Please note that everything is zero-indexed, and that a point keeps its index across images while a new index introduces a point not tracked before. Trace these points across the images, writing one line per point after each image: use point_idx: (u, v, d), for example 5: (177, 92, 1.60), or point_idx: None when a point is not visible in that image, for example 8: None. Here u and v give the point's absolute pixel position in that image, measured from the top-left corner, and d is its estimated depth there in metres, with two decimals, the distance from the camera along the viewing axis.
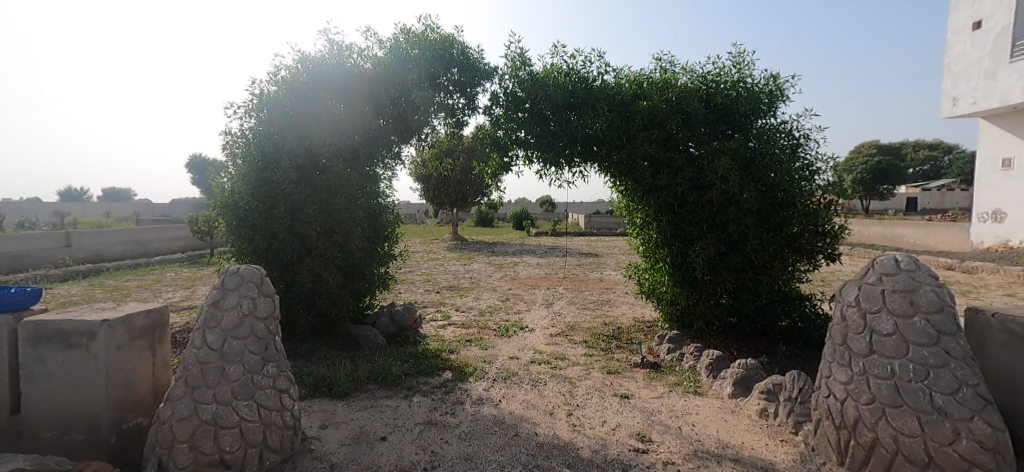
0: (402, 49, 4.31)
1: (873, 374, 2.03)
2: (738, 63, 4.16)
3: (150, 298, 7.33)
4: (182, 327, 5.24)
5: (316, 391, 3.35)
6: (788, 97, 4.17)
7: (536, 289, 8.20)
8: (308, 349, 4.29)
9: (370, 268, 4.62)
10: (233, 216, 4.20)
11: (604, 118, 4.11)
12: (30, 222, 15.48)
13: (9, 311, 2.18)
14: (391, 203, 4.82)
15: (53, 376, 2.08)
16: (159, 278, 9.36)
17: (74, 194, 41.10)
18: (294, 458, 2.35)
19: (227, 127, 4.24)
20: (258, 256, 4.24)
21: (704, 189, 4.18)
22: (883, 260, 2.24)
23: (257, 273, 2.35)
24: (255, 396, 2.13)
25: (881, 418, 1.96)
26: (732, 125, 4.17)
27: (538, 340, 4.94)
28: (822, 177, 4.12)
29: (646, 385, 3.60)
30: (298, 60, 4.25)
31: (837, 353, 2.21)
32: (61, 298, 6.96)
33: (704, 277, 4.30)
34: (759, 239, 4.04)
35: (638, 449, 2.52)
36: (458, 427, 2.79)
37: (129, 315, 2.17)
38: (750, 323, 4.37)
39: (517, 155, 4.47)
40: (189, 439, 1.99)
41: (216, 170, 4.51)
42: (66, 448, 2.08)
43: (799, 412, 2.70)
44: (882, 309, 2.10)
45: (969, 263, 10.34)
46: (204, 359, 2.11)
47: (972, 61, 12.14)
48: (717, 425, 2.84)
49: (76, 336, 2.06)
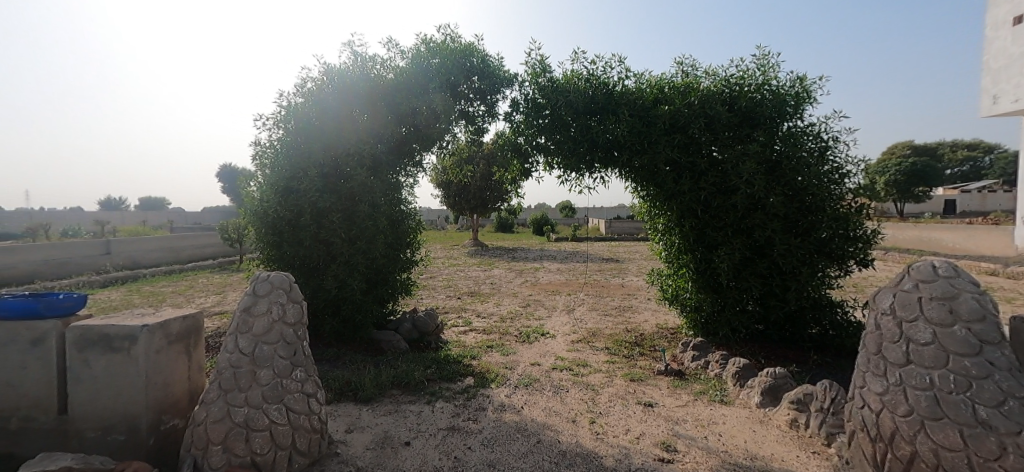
0: (424, 60, 4.41)
1: (911, 384, 1.95)
2: (763, 65, 4.09)
3: (185, 303, 7.64)
4: (214, 332, 5.45)
5: (342, 396, 3.41)
6: (816, 98, 4.08)
7: (557, 295, 8.18)
8: (333, 353, 4.37)
9: (393, 274, 4.73)
10: (261, 224, 4.35)
11: (625, 123, 4.10)
12: (72, 228, 16.33)
13: (57, 316, 2.31)
14: (413, 210, 4.92)
15: (97, 379, 2.18)
16: (192, 284, 9.73)
17: (114, 203, 43.36)
18: (321, 461, 2.40)
19: (256, 138, 4.43)
20: (286, 263, 4.37)
21: (728, 194, 4.10)
22: (920, 266, 2.15)
23: (286, 280, 2.41)
24: (284, 400, 2.19)
25: (920, 430, 1.88)
26: (757, 127, 4.10)
27: (560, 346, 4.93)
28: (853, 180, 4.02)
29: (671, 393, 3.54)
30: (324, 72, 4.38)
31: (872, 362, 2.14)
32: (101, 304, 7.29)
33: (730, 283, 4.21)
34: (786, 244, 3.94)
35: (663, 459, 2.48)
36: (481, 434, 2.81)
37: (167, 320, 2.25)
38: (778, 330, 4.27)
39: (538, 161, 4.51)
40: (222, 441, 2.06)
41: (246, 179, 4.65)
42: (109, 448, 2.19)
43: (832, 423, 2.63)
44: (919, 318, 2.02)
45: (1015, 270, 9.85)
46: (236, 363, 2.18)
47: (1013, 56, 11.58)
48: (745, 435, 2.77)
49: (118, 340, 2.16)
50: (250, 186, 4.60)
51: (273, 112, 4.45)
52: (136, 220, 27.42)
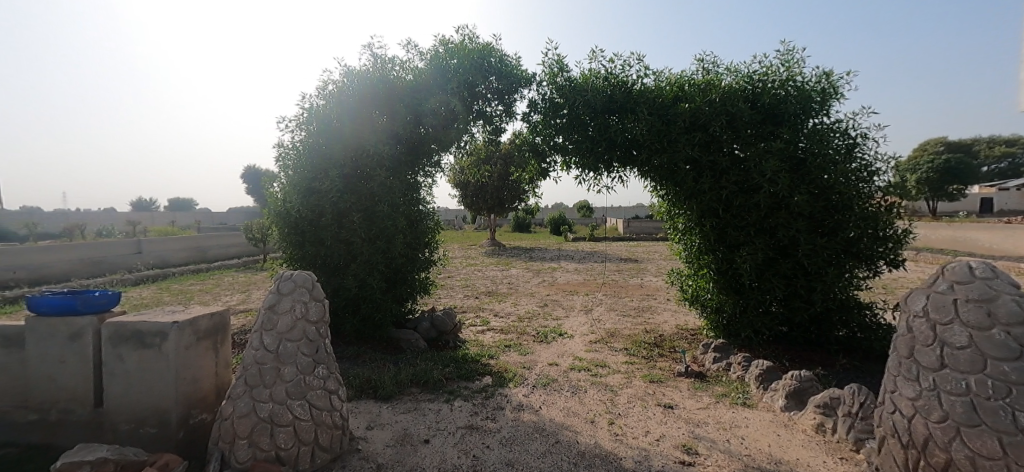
0: (442, 61, 4.44)
1: (945, 390, 1.88)
2: (787, 61, 3.99)
3: (212, 300, 7.86)
4: (240, 329, 5.59)
5: (362, 393, 3.47)
6: (843, 94, 3.96)
7: (575, 295, 8.13)
8: (353, 351, 4.44)
9: (411, 273, 4.78)
10: (284, 224, 4.45)
11: (645, 122, 4.05)
12: (106, 228, 17.01)
13: (93, 313, 2.40)
14: (432, 210, 4.96)
15: (130, 373, 2.27)
16: (218, 282, 10.01)
17: (145, 204, 44.98)
18: (343, 457, 2.44)
19: (280, 140, 4.53)
20: (308, 262, 4.45)
21: (750, 193, 4.01)
22: (955, 267, 2.06)
23: (309, 278, 2.45)
24: (307, 396, 2.24)
25: (955, 437, 1.81)
26: (780, 125, 4.00)
27: (578, 347, 4.90)
28: (882, 178, 3.90)
29: (691, 395, 3.48)
30: (344, 75, 4.45)
31: (903, 366, 2.07)
32: (133, 301, 7.57)
33: (752, 283, 4.12)
34: (812, 244, 3.83)
35: (684, 462, 2.45)
36: (499, 433, 2.81)
37: (195, 317, 2.32)
38: (803, 332, 4.16)
39: (556, 161, 4.49)
40: (248, 435, 2.12)
41: (269, 180, 4.76)
42: (142, 440, 2.27)
43: (860, 428, 2.55)
44: (955, 321, 1.94)
45: None
46: (261, 359, 2.23)
47: None
48: (769, 439, 2.71)
49: (149, 336, 2.23)
50: (274, 187, 4.71)
51: (295, 115, 4.53)
52: (165, 221, 28.37)
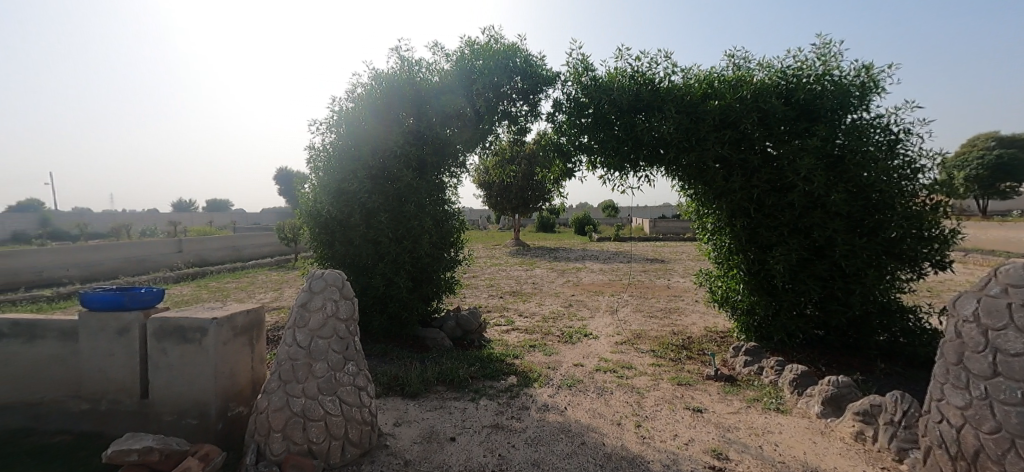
0: (467, 62, 4.48)
1: (998, 399, 1.77)
2: (823, 55, 3.84)
3: (247, 298, 8.17)
4: (273, 326, 5.79)
5: (390, 390, 3.53)
6: (884, 88, 3.78)
7: (600, 296, 8.05)
8: (381, 349, 4.53)
9: (437, 272, 4.84)
10: (315, 224, 4.58)
11: (672, 120, 3.97)
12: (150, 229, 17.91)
13: (139, 309, 2.53)
14: (457, 210, 5.01)
15: (173, 366, 2.38)
16: (252, 280, 10.38)
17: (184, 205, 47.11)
18: (371, 452, 2.50)
19: (311, 143, 4.66)
20: (338, 261, 4.57)
21: (784, 191, 3.88)
22: (1009, 269, 1.93)
23: (339, 277, 2.51)
24: (338, 392, 2.30)
25: (1009, 450, 1.71)
26: (816, 121, 3.86)
27: (603, 348, 4.85)
28: (927, 175, 3.70)
29: (721, 399, 3.40)
30: (373, 78, 4.54)
31: (951, 373, 1.96)
32: (174, 298, 7.94)
33: (786, 285, 3.98)
34: (850, 245, 3.68)
35: (714, 467, 2.39)
36: (525, 432, 2.82)
37: (233, 314, 2.42)
38: (840, 336, 4.00)
39: (581, 161, 4.46)
40: (282, 428, 2.19)
41: (301, 182, 4.91)
42: (184, 430, 2.38)
43: (903, 437, 2.44)
44: (1009, 326, 1.82)
45: None
46: (294, 356, 2.29)
47: None
48: (804, 446, 2.62)
49: (191, 331, 2.34)
50: (305, 188, 4.85)
51: (325, 118, 4.66)
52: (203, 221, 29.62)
